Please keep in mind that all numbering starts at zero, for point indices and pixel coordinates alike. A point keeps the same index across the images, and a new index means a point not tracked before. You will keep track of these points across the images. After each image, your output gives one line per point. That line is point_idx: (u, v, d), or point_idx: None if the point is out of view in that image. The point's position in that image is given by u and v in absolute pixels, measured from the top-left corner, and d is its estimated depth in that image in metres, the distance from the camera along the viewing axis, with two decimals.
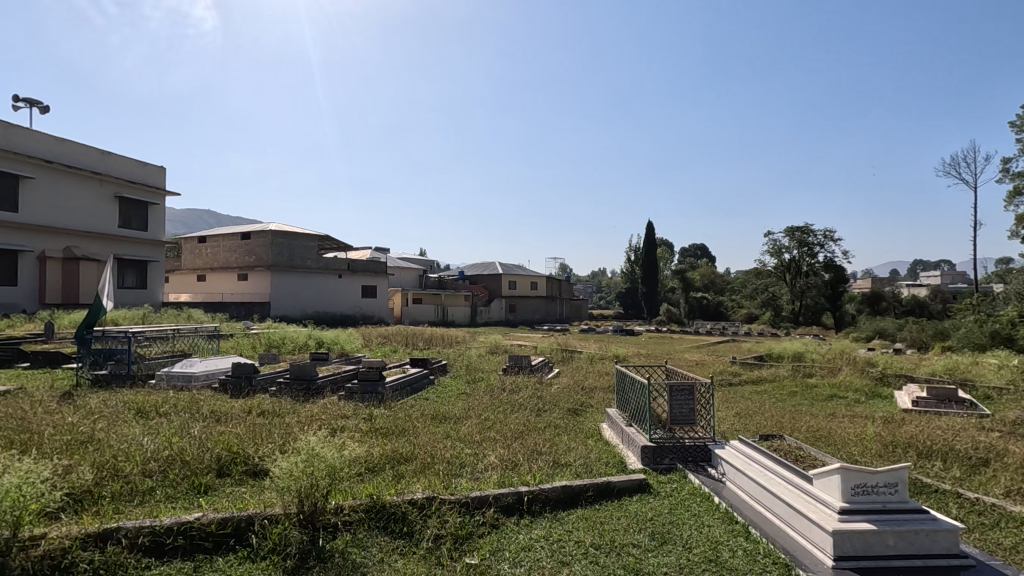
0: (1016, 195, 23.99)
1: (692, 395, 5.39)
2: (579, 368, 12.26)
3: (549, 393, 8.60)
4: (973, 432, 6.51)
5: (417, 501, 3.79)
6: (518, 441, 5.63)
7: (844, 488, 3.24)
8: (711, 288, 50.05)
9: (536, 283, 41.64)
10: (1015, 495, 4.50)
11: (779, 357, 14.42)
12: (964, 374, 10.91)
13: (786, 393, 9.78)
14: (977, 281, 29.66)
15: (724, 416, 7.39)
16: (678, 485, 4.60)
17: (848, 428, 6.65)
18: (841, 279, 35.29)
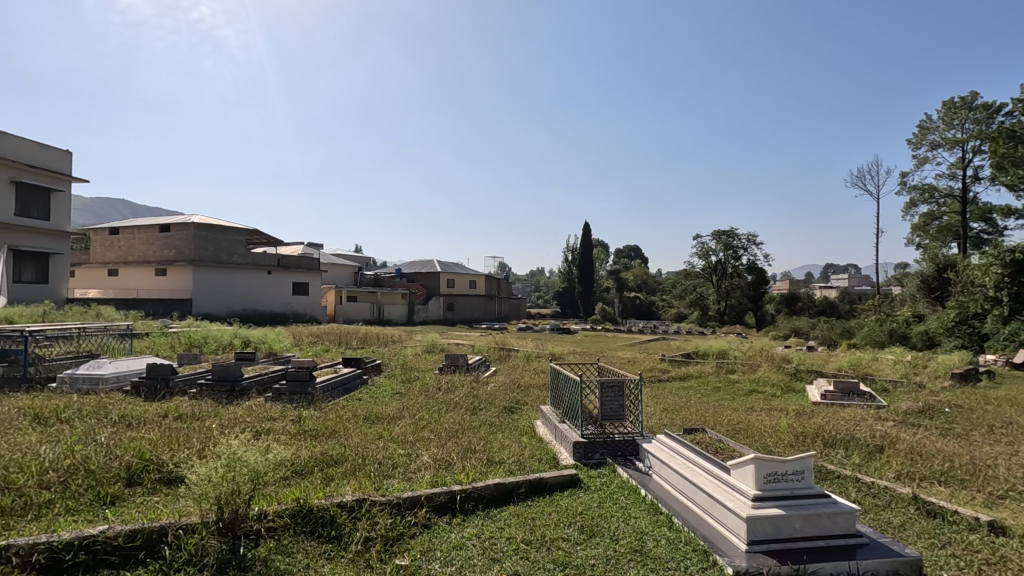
0: (912, 206, 26.47)
1: (621, 391, 5.56)
2: (515, 366, 12.37)
3: (484, 392, 8.61)
4: (872, 422, 7.14)
5: (347, 503, 3.70)
6: (452, 440, 5.61)
7: (758, 477, 3.45)
8: (644, 288, 51.91)
9: (475, 281, 41.61)
10: (905, 479, 4.98)
11: (705, 354, 15.19)
12: (866, 369, 11.93)
13: (711, 388, 10.32)
14: (879, 284, 32.47)
15: (653, 412, 7.68)
16: (607, 479, 4.75)
17: (764, 421, 7.11)
18: (762, 280, 37.54)
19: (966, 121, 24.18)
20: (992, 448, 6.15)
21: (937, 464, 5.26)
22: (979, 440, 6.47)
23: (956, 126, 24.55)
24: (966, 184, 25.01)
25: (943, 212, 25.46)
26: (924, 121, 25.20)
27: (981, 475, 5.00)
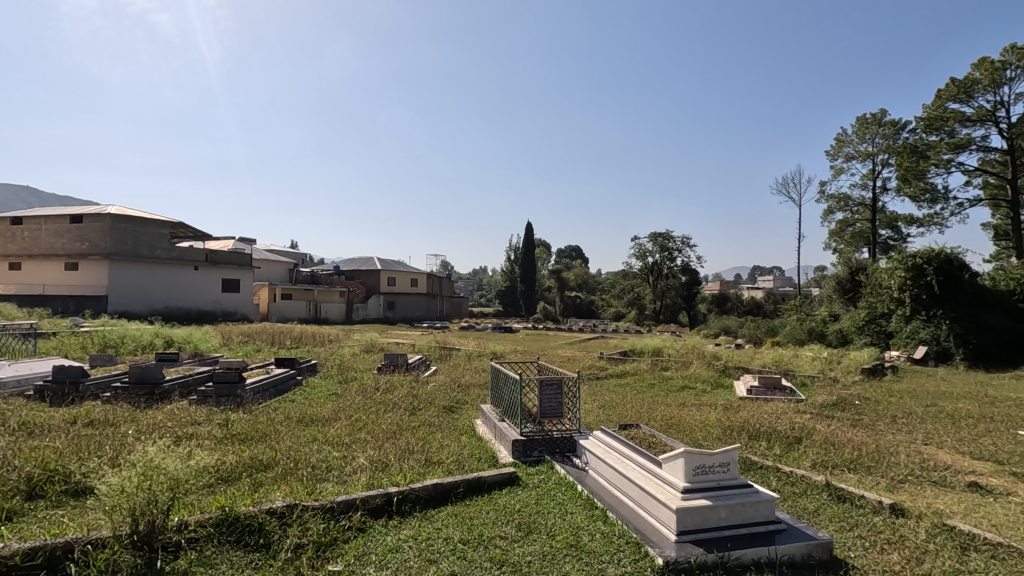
0: (830, 213, 28.45)
1: (560, 389, 5.64)
2: (456, 365, 12.30)
3: (424, 392, 8.51)
4: (792, 415, 7.62)
5: (277, 510, 3.55)
6: (389, 441, 5.51)
7: (688, 469, 3.59)
8: (584, 287, 53.05)
9: (416, 279, 41.06)
10: (820, 467, 5.34)
11: (641, 352, 15.69)
12: (787, 365, 12.72)
13: (646, 385, 10.68)
14: (801, 285, 34.67)
15: (591, 409, 7.85)
16: (545, 476, 4.81)
17: (695, 416, 7.43)
18: (695, 281, 38.76)
19: (876, 135, 26.21)
20: (895, 437, 6.71)
21: (848, 453, 5.68)
22: (883, 430, 7.04)
23: (868, 140, 26.56)
24: (876, 194, 27.11)
25: (856, 219, 27.50)
26: (841, 134, 27.10)
27: (885, 462, 5.45)
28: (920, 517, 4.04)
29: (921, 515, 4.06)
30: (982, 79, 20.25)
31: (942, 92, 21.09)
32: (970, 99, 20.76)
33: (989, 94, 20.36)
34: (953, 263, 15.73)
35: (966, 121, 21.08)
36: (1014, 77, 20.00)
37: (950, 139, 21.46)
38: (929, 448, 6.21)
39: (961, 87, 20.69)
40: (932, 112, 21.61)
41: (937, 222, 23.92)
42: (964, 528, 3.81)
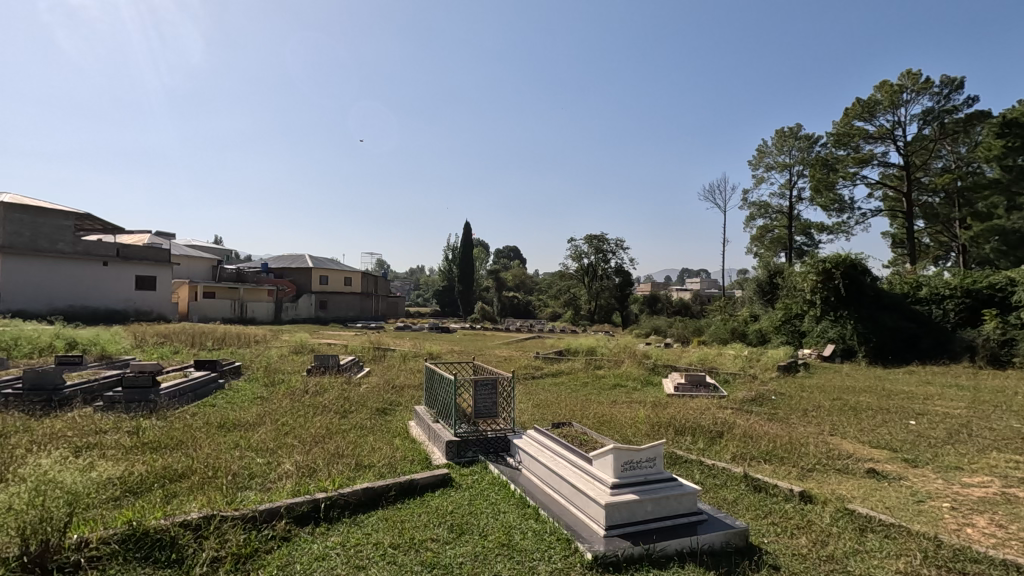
0: (751, 219, 30.27)
1: (494, 389, 5.66)
2: (390, 366, 12.04)
3: (356, 394, 8.28)
4: (716, 410, 8.03)
5: (192, 522, 3.34)
6: (318, 446, 5.31)
7: (616, 465, 3.69)
8: (522, 287, 53.59)
9: (350, 278, 39.93)
10: (739, 460, 5.66)
11: (576, 351, 16.03)
12: (712, 363, 13.41)
13: (580, 384, 10.90)
14: (725, 287, 36.66)
15: (525, 408, 7.92)
16: (479, 476, 4.81)
17: (625, 413, 7.67)
18: (628, 282, 40.39)
19: (792, 148, 28.12)
20: (805, 428, 7.24)
21: (764, 445, 6.05)
22: (795, 423, 7.57)
23: (785, 152, 28.43)
24: (792, 203, 29.09)
25: (774, 226, 29.38)
26: (762, 145, 28.87)
27: (796, 452, 5.86)
28: (825, 503, 4.36)
29: (826, 501, 4.38)
30: (883, 100, 22.18)
31: (849, 110, 22.91)
32: (873, 118, 22.67)
33: (889, 114, 22.34)
34: (857, 268, 17.11)
35: (870, 138, 23.02)
36: (910, 100, 22.04)
37: (856, 154, 23.37)
38: (834, 439, 6.74)
39: (866, 106, 22.55)
40: (840, 129, 23.42)
41: (844, 230, 26.00)
42: (863, 511, 4.14)
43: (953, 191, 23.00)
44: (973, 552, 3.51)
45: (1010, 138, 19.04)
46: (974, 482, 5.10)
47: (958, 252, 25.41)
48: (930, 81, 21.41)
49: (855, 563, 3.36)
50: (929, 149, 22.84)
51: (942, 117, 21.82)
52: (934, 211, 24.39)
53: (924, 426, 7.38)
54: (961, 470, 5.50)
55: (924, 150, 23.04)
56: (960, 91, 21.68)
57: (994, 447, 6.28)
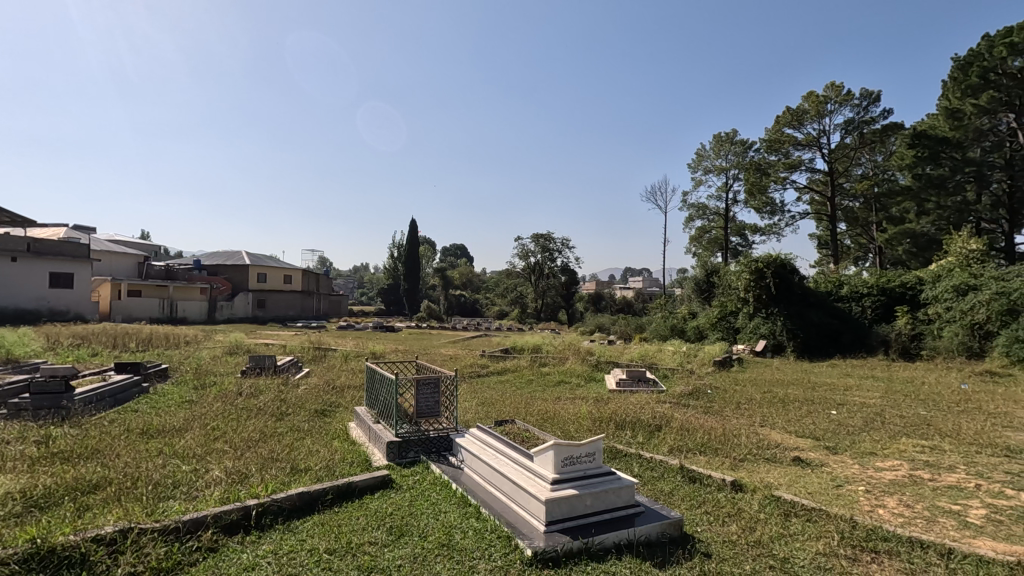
0: (690, 220, 31.52)
1: (437, 388, 5.59)
2: (330, 367, 11.69)
3: (294, 395, 7.99)
4: (655, 405, 8.29)
5: (106, 536, 3.12)
6: (251, 450, 5.07)
7: (557, 461, 3.73)
8: (469, 286, 53.55)
9: (290, 276, 38.35)
10: (676, 452, 5.86)
11: (522, 349, 16.14)
12: (652, 359, 13.86)
13: (525, 381, 10.98)
14: (666, 285, 37.99)
15: (469, 406, 7.89)
16: (420, 476, 4.75)
17: (569, 409, 7.78)
18: (573, 280, 41.20)
19: (728, 152, 29.38)
20: (737, 420, 7.60)
21: (699, 437, 6.29)
22: (727, 415, 7.91)
23: (722, 156, 29.66)
24: (727, 205, 30.45)
25: (712, 227, 30.64)
26: (700, 149, 30.04)
27: (729, 443, 6.13)
28: (755, 491, 4.58)
29: (755, 489, 4.59)
30: (810, 109, 23.54)
31: (780, 118, 24.15)
32: (802, 126, 24.03)
33: (815, 123, 23.75)
34: (786, 268, 18.10)
35: (798, 145, 24.38)
36: (833, 110, 23.50)
37: (786, 159, 24.70)
38: (763, 429, 7.10)
39: (795, 114, 23.85)
40: (772, 135, 24.68)
41: (775, 232, 27.45)
42: (787, 497, 4.38)
43: (871, 197, 24.75)
44: (883, 531, 3.77)
45: (920, 149, 20.43)
46: (886, 466, 5.50)
47: (874, 253, 27.41)
48: (851, 93, 22.91)
49: (778, 547, 3.54)
50: (850, 156, 24.45)
51: (861, 127, 23.40)
52: (854, 214, 26.15)
53: (844, 415, 7.91)
54: (875, 455, 5.91)
55: (846, 157, 24.65)
56: (876, 103, 23.33)
57: (902, 433, 6.81)
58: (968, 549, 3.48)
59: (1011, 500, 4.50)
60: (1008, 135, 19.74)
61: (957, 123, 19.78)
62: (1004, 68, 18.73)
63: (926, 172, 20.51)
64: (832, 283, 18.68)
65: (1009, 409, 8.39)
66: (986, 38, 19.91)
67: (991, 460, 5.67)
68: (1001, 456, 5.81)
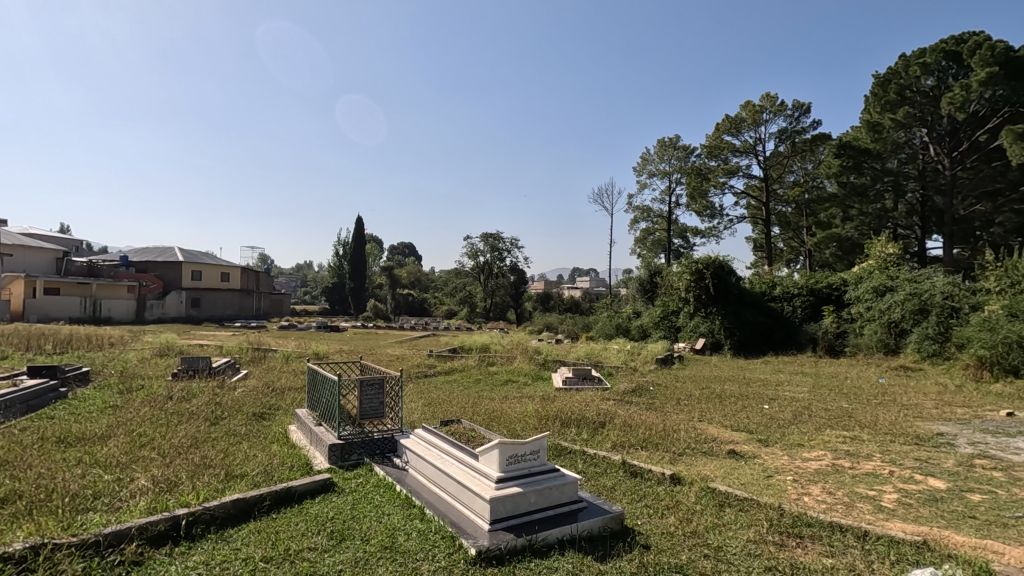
0: (635, 222, 32.41)
1: (382, 389, 5.49)
2: (270, 368, 11.26)
3: (230, 398, 7.65)
4: (601, 402, 8.47)
5: (16, 554, 2.89)
6: (182, 457, 4.82)
7: (502, 459, 3.75)
8: (417, 285, 52.95)
9: (228, 274, 36.59)
10: (619, 448, 6.01)
11: (470, 348, 16.10)
12: (598, 357, 14.15)
13: (472, 380, 10.97)
14: (612, 285, 38.89)
15: (415, 407, 7.80)
16: (363, 479, 4.66)
17: (515, 408, 7.82)
18: (522, 280, 41.66)
19: (671, 157, 30.39)
20: (677, 416, 7.87)
21: (641, 433, 6.48)
22: (668, 411, 8.18)
23: (665, 161, 30.64)
24: (670, 208, 31.48)
25: (655, 228, 31.60)
26: (645, 153, 30.91)
27: (669, 438, 6.35)
28: (692, 483, 4.77)
29: (693, 481, 4.78)
30: (747, 118, 24.69)
31: (719, 125, 25.21)
32: (739, 133, 25.15)
33: (751, 131, 24.91)
34: (725, 269, 18.90)
35: (736, 151, 25.52)
36: (768, 119, 24.73)
37: (725, 165, 25.81)
38: (701, 424, 7.39)
39: (733, 122, 24.96)
40: (712, 142, 25.71)
41: (715, 235, 28.64)
42: (722, 488, 4.58)
43: (802, 203, 26.23)
44: (807, 517, 4.01)
45: (845, 158, 21.62)
46: (811, 456, 5.85)
47: (804, 256, 29.08)
48: (784, 104, 24.19)
49: (713, 536, 3.70)
50: (783, 164, 25.81)
51: (793, 137, 24.77)
52: (787, 218, 27.60)
53: (775, 409, 8.35)
54: (802, 447, 6.27)
55: (779, 164, 26.01)
56: (807, 115, 24.75)
57: (827, 425, 7.25)
58: (881, 531, 3.75)
59: (920, 485, 4.89)
60: (921, 148, 21.37)
61: (877, 135, 21.24)
62: (919, 86, 20.22)
63: (851, 181, 21.76)
64: (766, 284, 19.60)
65: (919, 400, 9.11)
66: (902, 57, 21.50)
67: (904, 448, 6.13)
68: (912, 444, 6.30)
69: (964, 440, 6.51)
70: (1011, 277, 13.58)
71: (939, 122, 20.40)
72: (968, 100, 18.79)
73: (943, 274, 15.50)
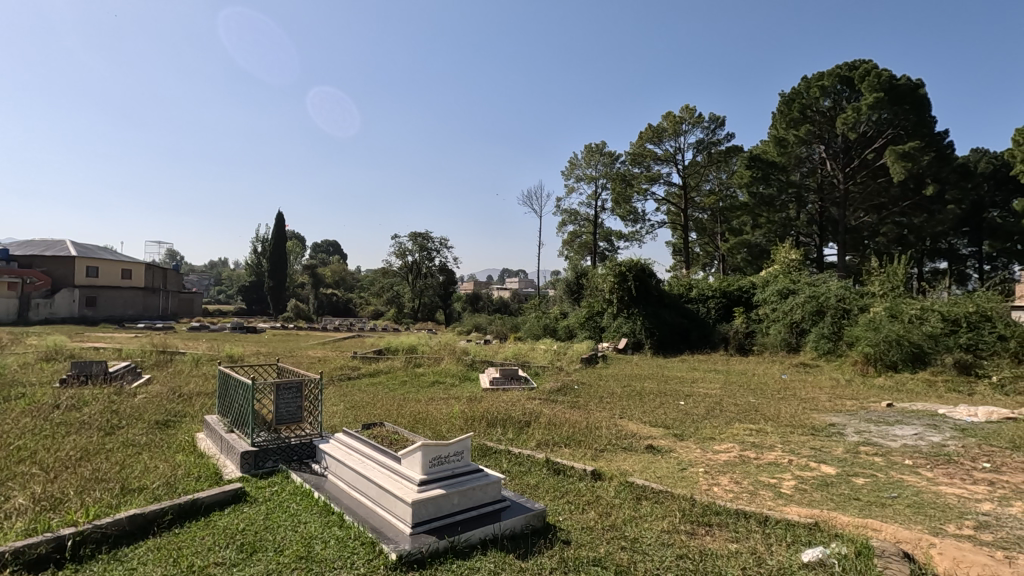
0: (563, 224, 33.09)
1: (300, 392, 5.28)
2: (177, 372, 10.47)
3: (128, 405, 7.02)
4: (527, 402, 8.59)
5: None
6: (69, 472, 4.38)
7: (425, 462, 3.71)
8: (341, 284, 51.25)
9: (129, 271, 33.71)
10: (542, 446, 6.12)
11: (396, 350, 15.75)
12: (525, 357, 14.31)
13: (398, 382, 10.76)
14: (541, 286, 39.56)
15: (337, 410, 7.54)
16: (279, 487, 4.44)
17: (441, 409, 7.76)
18: (451, 280, 41.29)
19: (598, 163, 31.31)
20: (600, 414, 8.12)
21: (565, 431, 6.63)
22: (591, 409, 8.41)
23: (592, 166, 31.52)
24: (596, 212, 32.43)
25: (582, 231, 32.42)
26: (573, 158, 31.65)
27: (590, 435, 6.53)
28: (611, 478, 4.93)
29: (612, 476, 4.94)
30: (668, 128, 25.90)
31: (643, 133, 26.27)
32: (660, 142, 26.34)
33: (672, 141, 26.17)
34: (646, 272, 19.68)
35: (658, 159, 26.71)
36: (687, 130, 26.08)
37: (647, 172, 26.94)
38: (621, 421, 7.66)
39: (655, 132, 26.10)
40: (636, 149, 26.74)
41: (637, 238, 29.82)
42: (639, 482, 4.77)
43: (716, 211, 27.88)
44: (716, 506, 4.25)
45: (755, 170, 23.13)
46: (721, 448, 6.24)
47: (719, 260, 30.94)
48: (701, 116, 25.61)
49: (629, 529, 3.84)
50: (700, 173, 27.30)
51: (709, 148, 26.30)
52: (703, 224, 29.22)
53: (690, 405, 8.82)
54: (713, 440, 6.65)
55: (697, 173, 27.50)
56: (722, 127, 26.35)
57: (736, 419, 7.75)
58: (779, 516, 4.06)
59: (814, 471, 5.33)
60: (819, 163, 23.32)
61: (783, 150, 22.95)
62: (819, 106, 22.06)
63: (759, 191, 23.36)
64: (683, 286, 20.60)
65: (815, 394, 9.95)
66: (804, 79, 23.38)
67: (801, 438, 6.68)
68: (809, 434, 6.87)
69: (852, 429, 7.18)
70: (892, 282, 15.15)
71: (835, 140, 22.36)
72: (859, 121, 20.71)
73: (836, 279, 17.01)
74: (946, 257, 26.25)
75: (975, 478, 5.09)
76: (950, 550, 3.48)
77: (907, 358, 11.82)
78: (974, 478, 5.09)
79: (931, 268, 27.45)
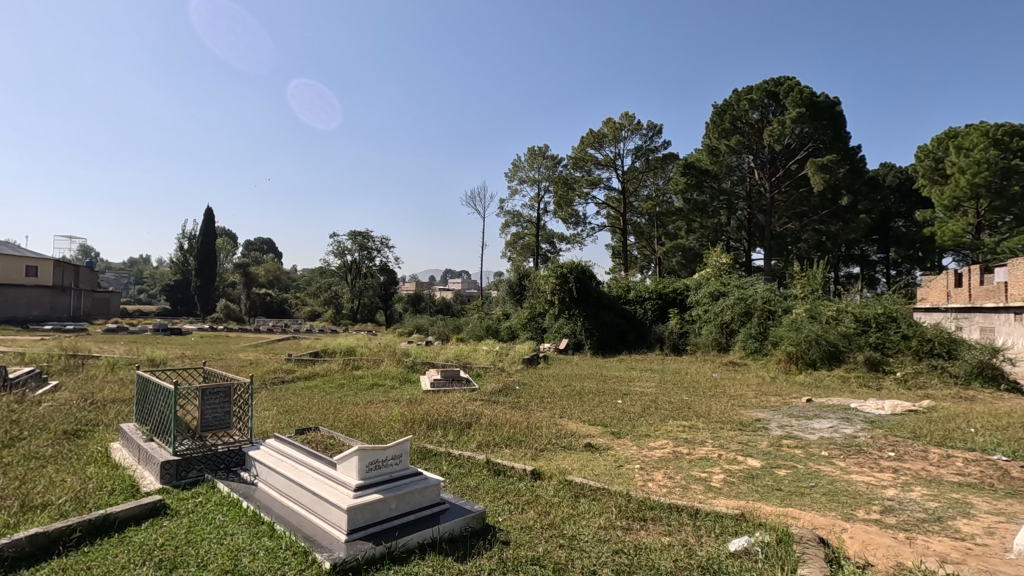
0: (506, 225, 33.23)
1: (228, 397, 5.01)
2: (89, 378, 9.69)
3: (31, 415, 6.42)
4: (468, 403, 8.55)
5: None
6: None
7: (361, 467, 3.60)
8: (276, 284, 49.21)
9: (34, 267, 30.83)
10: (483, 447, 6.11)
11: (333, 352, 15.29)
12: (467, 359, 14.26)
13: (335, 385, 10.44)
14: (483, 287, 39.53)
15: (269, 416, 7.21)
16: (204, 498, 4.20)
17: (379, 413, 7.58)
18: (392, 281, 40.52)
19: (540, 165, 31.66)
20: (540, 413, 8.20)
21: (505, 431, 6.65)
22: (532, 409, 8.47)
23: (535, 168, 31.83)
24: (539, 214, 32.77)
25: (525, 233, 32.65)
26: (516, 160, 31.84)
27: (531, 435, 6.59)
28: (551, 477, 4.99)
29: (551, 475, 4.99)
30: (608, 134, 26.55)
31: (584, 139, 26.81)
32: (601, 148, 26.94)
33: (612, 146, 26.86)
34: (586, 274, 20.10)
35: (599, 164, 27.33)
36: (626, 136, 26.83)
37: (588, 176, 27.51)
38: (561, 421, 7.76)
39: (596, 137, 26.68)
40: (578, 153, 27.25)
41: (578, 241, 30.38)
42: (578, 480, 4.85)
43: (653, 215, 28.83)
44: (651, 501, 4.39)
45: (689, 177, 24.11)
46: (655, 445, 6.46)
47: (655, 263, 32.08)
48: (640, 124, 26.43)
49: (567, 526, 3.91)
50: (638, 178, 28.14)
51: (647, 154, 27.20)
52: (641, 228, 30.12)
53: (627, 403, 9.07)
54: (648, 437, 6.86)
55: (635, 179, 28.32)
56: (659, 135, 27.30)
57: (670, 416, 8.04)
58: (709, 508, 4.24)
59: (741, 465, 5.61)
60: (748, 172, 24.62)
61: (715, 158, 24.07)
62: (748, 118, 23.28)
63: (694, 198, 24.38)
64: (622, 288, 21.18)
65: (743, 391, 10.48)
66: (734, 93, 24.54)
67: (730, 434, 7.01)
68: (736, 430, 7.22)
69: (775, 423, 7.61)
70: (812, 285, 16.20)
71: (762, 150, 23.65)
72: (783, 134, 22.02)
73: (763, 282, 18.00)
74: (858, 263, 28.35)
75: (882, 466, 5.53)
76: (859, 534, 3.75)
77: (824, 356, 12.68)
78: (881, 467, 5.53)
79: (846, 273, 29.58)
